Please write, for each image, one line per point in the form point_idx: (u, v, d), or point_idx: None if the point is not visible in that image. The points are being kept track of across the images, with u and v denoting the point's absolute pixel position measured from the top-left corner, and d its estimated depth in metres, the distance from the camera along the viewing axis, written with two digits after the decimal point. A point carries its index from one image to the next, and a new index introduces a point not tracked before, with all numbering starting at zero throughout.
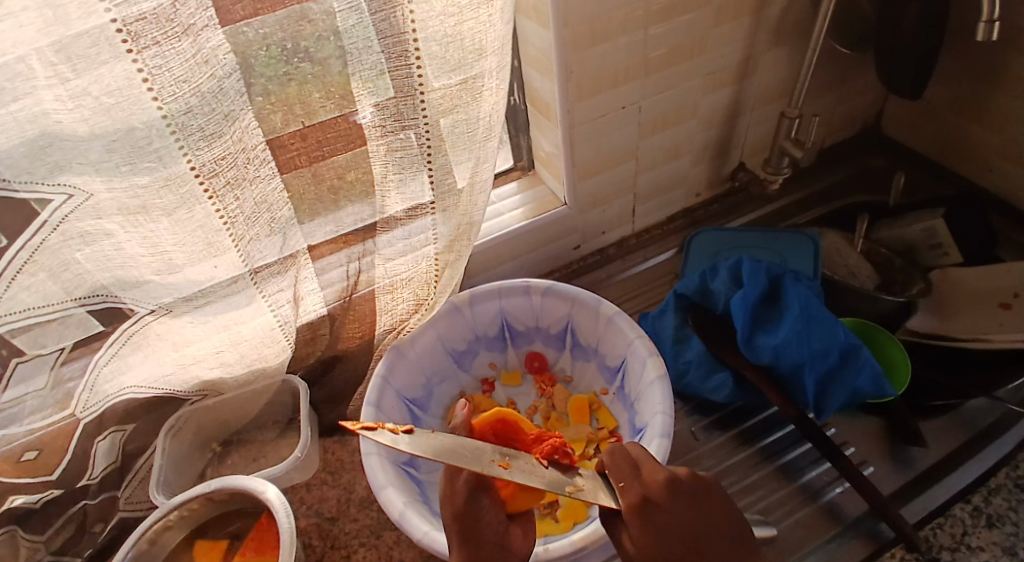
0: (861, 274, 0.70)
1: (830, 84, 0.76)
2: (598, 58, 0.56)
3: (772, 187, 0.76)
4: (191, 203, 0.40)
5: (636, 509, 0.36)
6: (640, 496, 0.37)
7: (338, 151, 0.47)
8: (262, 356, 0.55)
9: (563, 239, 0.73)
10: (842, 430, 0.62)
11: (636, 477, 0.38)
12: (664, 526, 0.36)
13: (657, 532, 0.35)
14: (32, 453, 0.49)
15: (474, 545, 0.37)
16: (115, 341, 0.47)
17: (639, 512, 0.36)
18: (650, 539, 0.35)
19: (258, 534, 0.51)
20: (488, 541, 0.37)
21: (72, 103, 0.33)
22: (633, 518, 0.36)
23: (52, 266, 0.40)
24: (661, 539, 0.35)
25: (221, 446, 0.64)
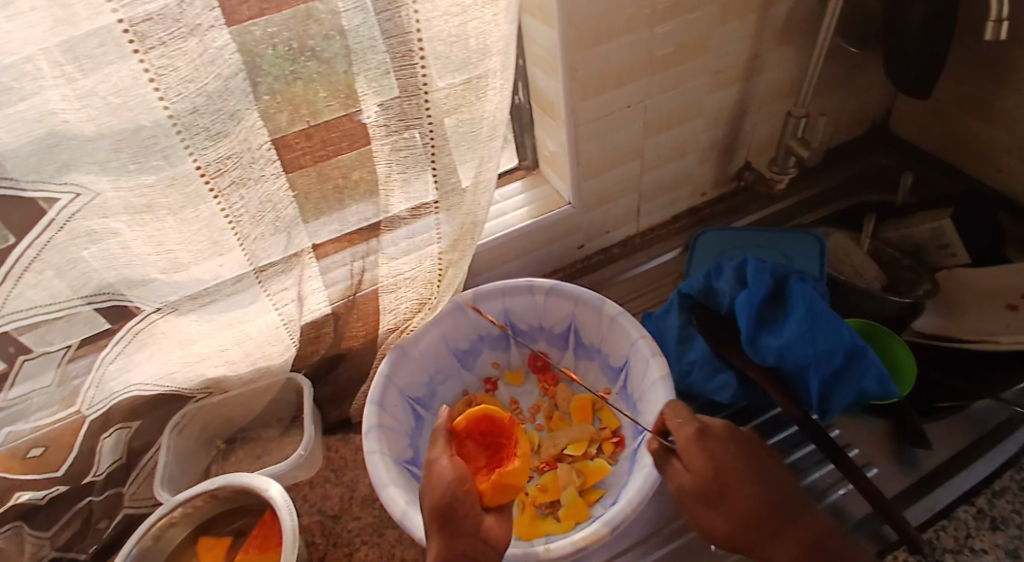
0: (866, 275, 0.70)
1: (836, 82, 0.75)
2: (604, 57, 0.56)
3: (778, 186, 0.76)
4: (196, 202, 0.41)
5: (692, 440, 0.47)
6: (695, 430, 0.47)
7: (343, 150, 0.47)
8: (266, 354, 0.55)
9: (568, 238, 0.73)
10: (846, 432, 0.62)
11: (692, 418, 0.48)
12: (717, 455, 0.46)
13: (707, 460, 0.45)
14: (38, 450, 0.49)
15: (452, 536, 0.41)
16: (122, 339, 0.48)
17: (697, 441, 0.46)
18: (712, 462, 0.45)
19: (261, 531, 0.51)
20: (463, 533, 0.41)
21: (78, 103, 0.34)
22: (691, 447, 0.46)
23: (58, 264, 0.40)
24: (714, 465, 0.45)
25: (226, 444, 0.65)
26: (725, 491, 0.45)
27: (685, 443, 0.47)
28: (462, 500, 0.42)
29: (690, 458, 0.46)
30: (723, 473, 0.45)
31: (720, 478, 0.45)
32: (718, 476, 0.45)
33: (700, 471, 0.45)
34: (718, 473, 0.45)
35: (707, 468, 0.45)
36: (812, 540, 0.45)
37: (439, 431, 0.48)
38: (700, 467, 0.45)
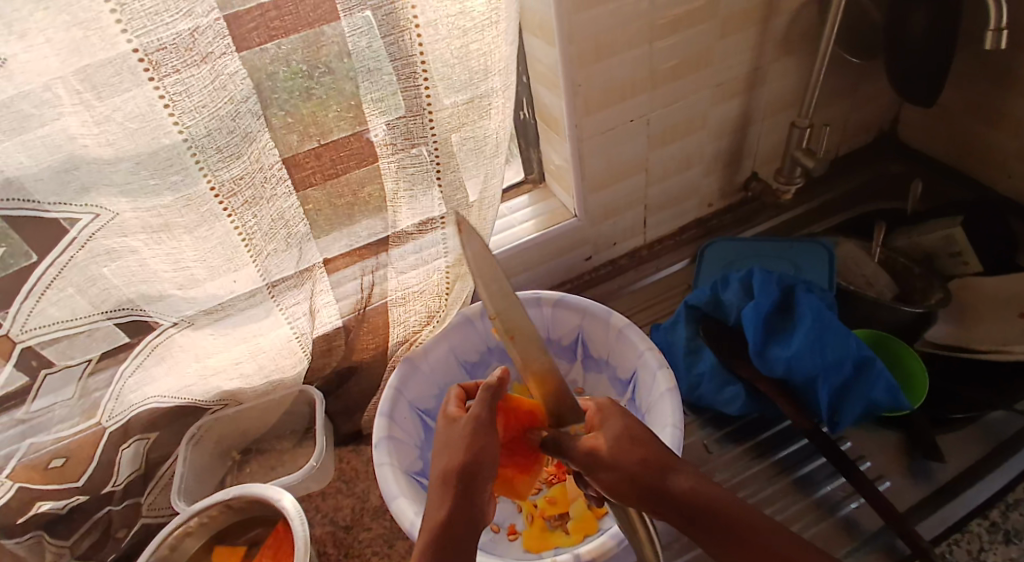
0: (878, 284, 0.69)
1: (842, 92, 0.75)
2: (606, 73, 0.57)
3: (786, 196, 0.76)
4: (211, 220, 0.42)
5: (607, 407, 0.43)
6: (611, 400, 0.44)
7: (352, 168, 0.49)
8: (279, 367, 0.57)
9: (575, 250, 0.73)
10: (858, 443, 0.61)
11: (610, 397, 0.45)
12: (624, 417, 0.42)
13: (611, 424, 0.41)
14: (59, 461, 0.51)
15: (468, 504, 0.39)
16: (140, 352, 0.49)
17: (608, 409, 0.43)
18: (619, 424, 0.41)
19: (274, 542, 0.52)
20: (479, 504, 0.40)
21: (97, 128, 0.35)
22: (604, 411, 0.43)
23: (79, 281, 0.42)
24: (620, 426, 0.41)
25: (241, 455, 0.66)
26: (630, 444, 0.39)
27: (601, 408, 0.43)
28: (485, 470, 0.41)
29: (601, 420, 0.42)
30: (628, 430, 0.40)
31: (624, 434, 0.40)
32: (626, 433, 0.40)
33: (611, 434, 0.40)
34: (625, 429, 0.40)
35: (613, 428, 0.41)
36: (702, 486, 0.36)
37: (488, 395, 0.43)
38: (607, 428, 0.41)
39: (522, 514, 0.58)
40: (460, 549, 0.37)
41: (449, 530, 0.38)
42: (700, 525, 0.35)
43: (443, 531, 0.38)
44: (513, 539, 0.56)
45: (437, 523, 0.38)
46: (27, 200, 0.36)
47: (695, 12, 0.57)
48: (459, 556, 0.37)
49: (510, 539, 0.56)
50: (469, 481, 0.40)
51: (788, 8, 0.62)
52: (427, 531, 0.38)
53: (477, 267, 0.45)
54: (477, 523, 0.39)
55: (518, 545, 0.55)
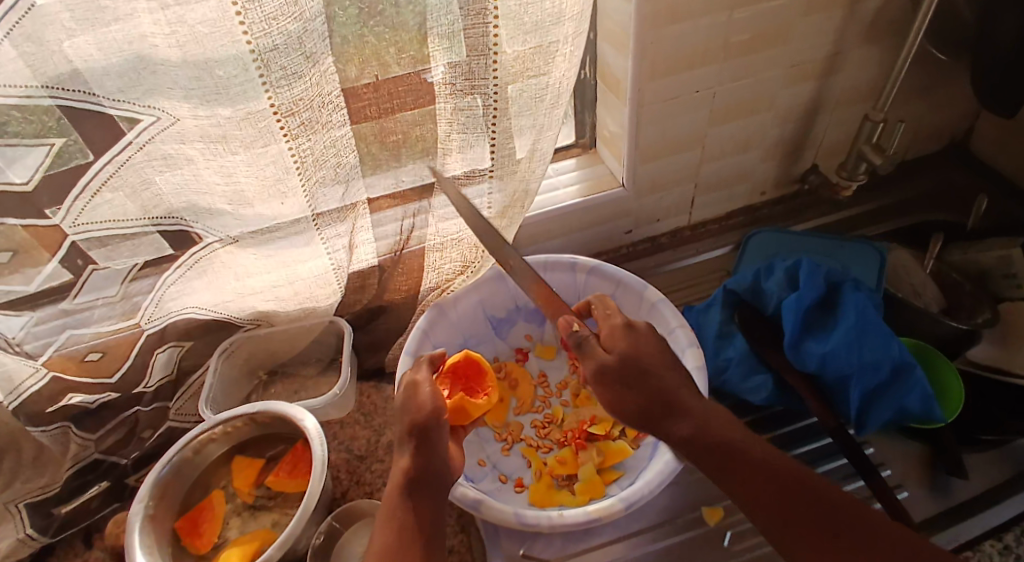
0: (926, 296, 0.67)
1: (919, 91, 0.72)
2: (676, 38, 0.55)
3: (844, 193, 0.73)
4: (268, 138, 0.42)
5: (620, 327, 0.49)
6: (622, 323, 0.49)
7: (407, 105, 0.48)
8: (313, 295, 0.58)
9: (616, 221, 0.72)
10: (881, 450, 0.60)
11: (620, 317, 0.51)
12: (635, 342, 0.47)
13: (623, 347, 0.47)
14: (95, 355, 0.53)
15: (429, 455, 0.44)
16: (183, 264, 0.50)
17: (622, 328, 0.48)
18: (630, 347, 0.47)
19: (292, 459, 0.54)
20: (437, 455, 0.44)
21: (168, 29, 0.36)
22: (618, 333, 0.48)
23: (133, 183, 0.43)
24: (628, 350, 0.47)
25: (267, 375, 0.67)
26: (641, 377, 0.45)
27: (614, 329, 0.49)
28: (437, 425, 0.45)
29: (613, 343, 0.48)
30: (637, 357, 0.46)
31: (633, 361, 0.46)
32: (630, 357, 0.46)
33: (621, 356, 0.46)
34: (633, 355, 0.46)
35: (621, 352, 0.46)
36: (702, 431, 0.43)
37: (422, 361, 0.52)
38: (617, 350, 0.47)
39: (530, 470, 0.59)
40: (426, 493, 0.42)
41: (416, 474, 0.43)
42: (702, 457, 0.43)
43: (408, 479, 0.42)
44: (519, 491, 0.57)
45: (403, 472, 0.43)
46: (89, 95, 0.37)
47: None
48: (426, 501, 0.42)
49: (515, 491, 0.57)
50: (424, 434, 0.44)
51: None
52: (398, 478, 0.43)
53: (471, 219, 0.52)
54: (436, 470, 0.44)
55: (523, 497, 0.57)
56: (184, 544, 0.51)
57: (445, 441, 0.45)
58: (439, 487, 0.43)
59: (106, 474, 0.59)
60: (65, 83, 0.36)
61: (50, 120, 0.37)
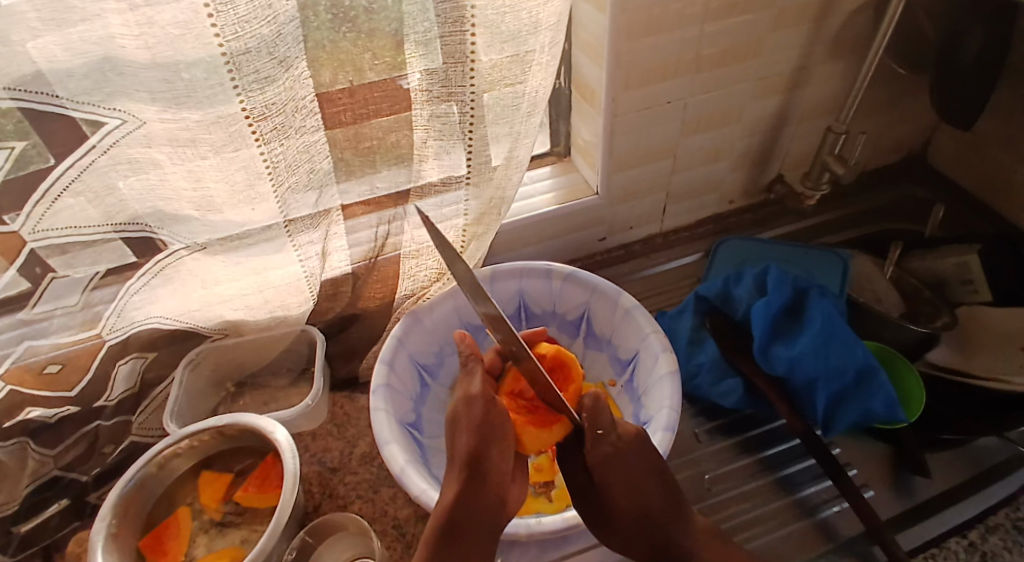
0: (887, 301, 0.70)
1: (878, 105, 0.75)
2: (650, 50, 0.56)
3: (810, 202, 0.75)
4: (239, 143, 0.42)
5: (608, 460, 0.44)
6: (612, 450, 0.44)
7: (383, 111, 0.48)
8: (284, 304, 0.57)
9: (590, 229, 0.73)
10: (847, 451, 0.62)
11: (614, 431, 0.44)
12: (620, 477, 0.44)
13: (613, 483, 0.44)
14: (55, 367, 0.50)
15: (476, 494, 0.42)
16: (147, 272, 0.49)
17: (610, 462, 0.44)
18: (618, 492, 0.45)
19: (261, 472, 0.52)
20: (488, 485, 0.43)
21: (137, 30, 0.35)
22: (606, 467, 0.44)
23: (96, 189, 0.41)
24: (617, 488, 0.44)
25: (236, 387, 0.66)
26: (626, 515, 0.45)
27: (602, 462, 0.44)
28: (489, 452, 0.44)
29: (604, 477, 0.44)
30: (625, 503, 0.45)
31: (616, 497, 0.45)
32: (612, 486, 0.45)
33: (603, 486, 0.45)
34: (615, 490, 0.45)
35: (608, 485, 0.44)
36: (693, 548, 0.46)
37: (470, 366, 0.50)
38: (607, 487, 0.44)
39: None
40: (463, 539, 0.40)
41: (449, 522, 0.41)
42: None
43: (442, 525, 0.41)
44: None
45: (438, 517, 0.41)
46: (52, 96, 0.35)
47: None
48: (465, 548, 0.40)
49: None
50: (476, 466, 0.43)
51: (844, 10, 0.61)
52: (433, 520, 0.42)
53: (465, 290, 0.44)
54: (486, 510, 0.42)
55: None
56: None
57: (497, 475, 0.44)
58: (485, 527, 0.42)
59: (64, 492, 0.57)
60: (28, 84, 0.34)
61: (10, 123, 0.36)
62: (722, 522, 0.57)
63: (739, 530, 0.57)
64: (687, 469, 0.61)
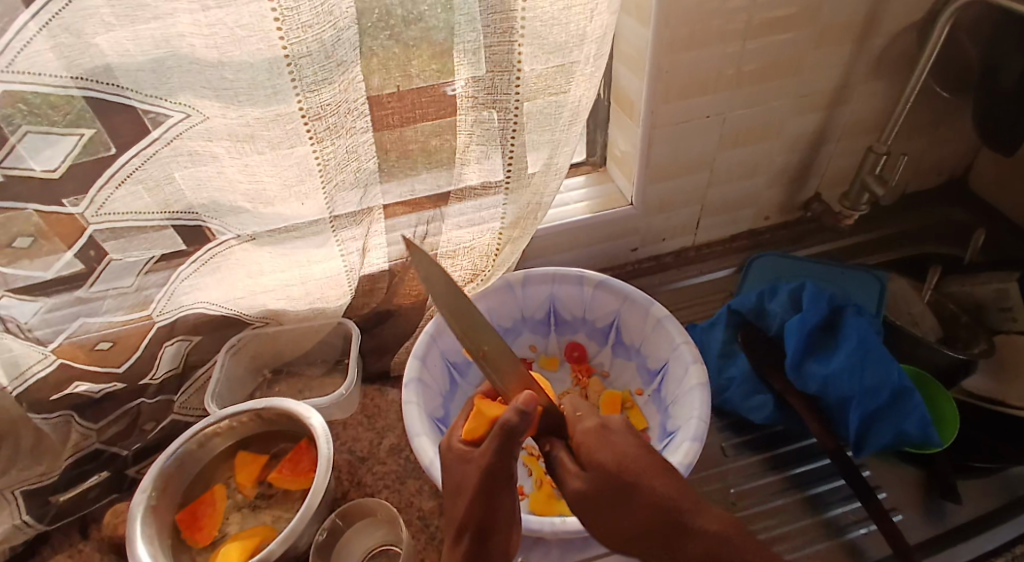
0: (924, 325, 0.69)
1: (920, 127, 0.74)
2: (691, 64, 0.57)
3: (847, 221, 0.75)
4: (294, 139, 0.44)
5: (593, 432, 0.38)
6: (597, 423, 0.39)
7: (429, 116, 0.51)
8: (324, 296, 0.59)
9: (623, 239, 0.74)
10: (877, 474, 0.61)
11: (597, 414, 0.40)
12: (608, 451, 0.37)
13: (597, 463, 0.36)
14: (106, 345, 0.53)
15: None
16: (198, 259, 0.51)
17: (596, 431, 0.38)
18: (606, 460, 0.36)
19: (294, 457, 0.54)
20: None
21: (207, 30, 0.37)
22: (590, 437, 0.38)
23: (157, 177, 0.44)
24: (604, 466, 0.36)
25: (272, 374, 0.68)
26: (621, 501, 0.34)
27: (586, 434, 0.38)
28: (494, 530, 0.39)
29: (584, 456, 0.37)
30: (614, 470, 0.35)
31: (606, 477, 0.35)
32: (596, 458, 0.36)
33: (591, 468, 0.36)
34: (607, 471, 0.35)
35: (596, 465, 0.36)
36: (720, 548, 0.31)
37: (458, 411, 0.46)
38: (590, 470, 0.36)
39: (531, 478, 0.60)
40: None
41: None
42: None
43: None
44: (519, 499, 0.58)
45: None
46: (117, 88, 0.38)
47: (793, 17, 0.57)
48: None
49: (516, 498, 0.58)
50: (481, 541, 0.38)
51: (888, 30, 0.61)
52: None
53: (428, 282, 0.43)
54: None
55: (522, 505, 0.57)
56: (182, 538, 0.51)
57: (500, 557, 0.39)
58: None
59: (107, 465, 0.59)
60: (98, 76, 0.37)
61: (71, 111, 0.39)
62: None
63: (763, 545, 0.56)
64: (712, 481, 0.61)
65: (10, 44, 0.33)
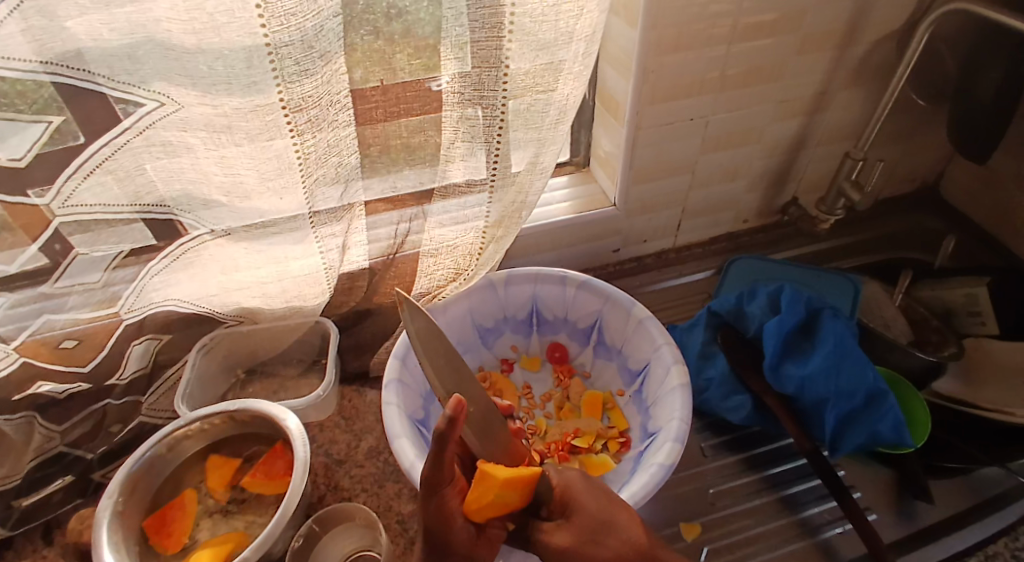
0: (895, 328, 0.70)
1: (895, 134, 0.76)
2: (676, 67, 0.58)
3: (823, 226, 0.76)
4: (273, 132, 0.42)
5: (576, 485, 0.42)
6: (578, 475, 0.43)
7: (413, 111, 0.50)
8: (301, 294, 0.57)
9: (606, 239, 0.74)
10: (851, 474, 0.62)
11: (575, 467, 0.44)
12: (591, 500, 0.41)
13: (582, 516, 0.40)
14: (71, 343, 0.51)
15: None
16: (169, 255, 0.49)
17: (578, 486, 0.42)
18: (590, 505, 0.41)
19: (268, 459, 0.53)
20: None
21: (185, 15, 0.35)
22: (574, 488, 0.42)
23: (128, 168, 0.42)
24: (589, 517, 0.40)
25: (245, 374, 0.66)
26: (604, 542, 0.39)
27: (570, 485, 0.42)
28: None
29: (569, 505, 0.41)
30: (595, 515, 0.40)
31: (590, 521, 0.40)
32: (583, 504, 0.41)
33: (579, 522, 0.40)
34: (592, 513, 0.40)
35: (584, 514, 0.40)
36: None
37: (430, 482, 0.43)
38: (574, 523, 0.40)
39: None
40: None
41: None
42: None
43: None
44: None
45: None
46: (86, 71, 0.36)
47: (776, 22, 0.57)
48: None
49: None
50: None
51: (868, 39, 0.63)
52: None
53: (422, 343, 0.44)
54: None
55: None
56: (151, 544, 0.49)
57: None
58: None
59: (70, 468, 0.57)
60: (69, 60, 0.35)
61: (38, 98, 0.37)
62: (724, 536, 0.57)
63: (740, 545, 0.57)
64: (690, 481, 0.61)
65: None
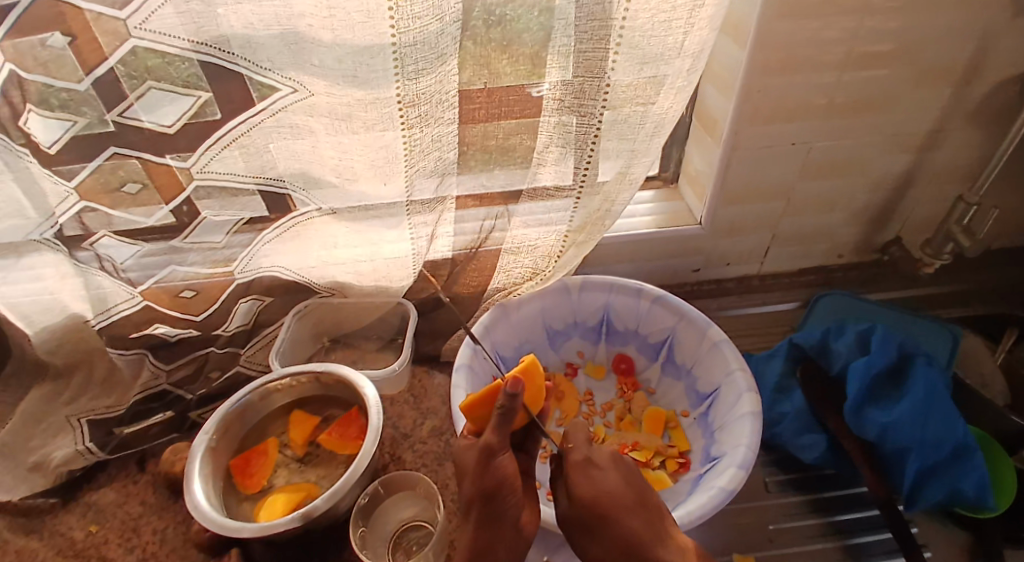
0: (993, 388, 0.66)
1: (1016, 179, 0.70)
2: (784, 89, 0.57)
3: (926, 269, 0.72)
4: (386, 123, 0.46)
5: (579, 467, 0.45)
6: (584, 457, 0.45)
7: (513, 114, 0.52)
8: (389, 276, 0.61)
9: (688, 257, 0.73)
10: (925, 533, 0.59)
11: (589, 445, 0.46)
12: (595, 489, 0.44)
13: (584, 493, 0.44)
14: (189, 293, 0.57)
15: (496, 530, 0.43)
16: (279, 226, 0.54)
17: (583, 467, 0.45)
18: (587, 490, 0.44)
19: (344, 422, 0.57)
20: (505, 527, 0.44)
21: (326, 12, 0.39)
22: (578, 472, 0.45)
23: (257, 145, 0.47)
24: (589, 497, 0.43)
25: (330, 342, 0.71)
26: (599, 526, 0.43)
27: (574, 467, 0.45)
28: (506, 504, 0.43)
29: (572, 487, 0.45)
30: (592, 504, 0.43)
31: (587, 507, 0.43)
32: (586, 486, 0.44)
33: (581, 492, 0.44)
34: (590, 500, 0.43)
35: (584, 495, 0.44)
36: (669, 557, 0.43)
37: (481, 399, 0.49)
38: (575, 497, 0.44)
39: None
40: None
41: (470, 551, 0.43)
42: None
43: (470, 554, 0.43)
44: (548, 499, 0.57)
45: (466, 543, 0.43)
46: (229, 54, 0.41)
47: (893, 53, 0.55)
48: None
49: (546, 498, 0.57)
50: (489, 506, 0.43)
51: (994, 78, 0.59)
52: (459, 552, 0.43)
53: None
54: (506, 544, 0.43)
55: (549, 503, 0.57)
56: (234, 481, 0.54)
57: (513, 510, 0.43)
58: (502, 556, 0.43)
59: (170, 406, 0.65)
60: (218, 43, 0.40)
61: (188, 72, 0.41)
62: None
63: None
64: (748, 514, 0.60)
65: (146, 5, 0.36)
